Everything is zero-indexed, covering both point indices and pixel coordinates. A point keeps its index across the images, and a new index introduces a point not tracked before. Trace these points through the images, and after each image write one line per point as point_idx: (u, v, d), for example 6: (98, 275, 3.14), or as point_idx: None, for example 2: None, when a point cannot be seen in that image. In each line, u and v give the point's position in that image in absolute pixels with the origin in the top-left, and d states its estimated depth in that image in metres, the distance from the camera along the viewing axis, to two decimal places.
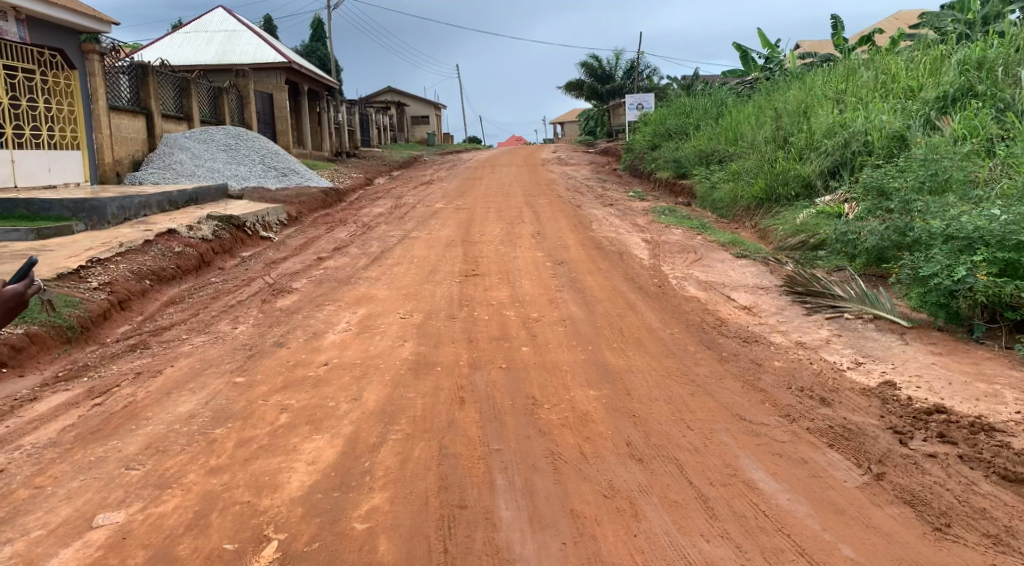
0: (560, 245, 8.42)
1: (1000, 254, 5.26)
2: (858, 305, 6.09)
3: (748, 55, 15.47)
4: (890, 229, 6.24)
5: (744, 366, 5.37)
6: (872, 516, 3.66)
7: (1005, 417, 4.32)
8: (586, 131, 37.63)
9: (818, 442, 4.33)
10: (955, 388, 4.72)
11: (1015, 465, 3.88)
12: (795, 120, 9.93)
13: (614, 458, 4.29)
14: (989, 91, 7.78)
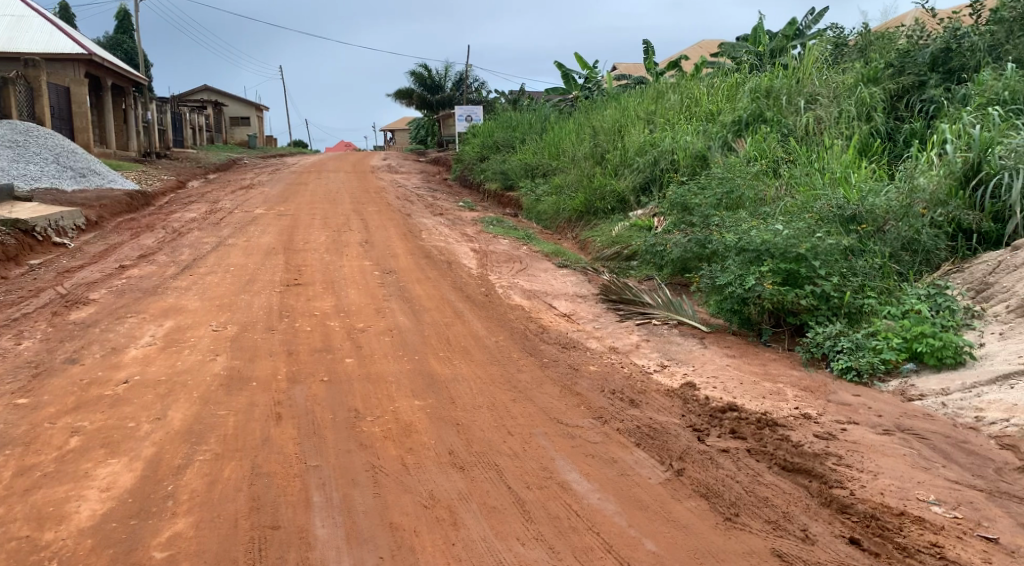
0: (387, 253, 8.34)
1: (783, 264, 5.83)
2: (664, 312, 6.54)
3: (568, 74, 16.17)
4: (691, 241, 6.74)
5: (563, 372, 5.58)
6: (672, 510, 3.92)
7: (787, 412, 4.79)
8: (417, 140, 37.63)
9: (627, 441, 4.59)
10: (745, 387, 5.17)
11: (793, 456, 4.30)
12: (611, 138, 10.46)
13: (435, 467, 4.30)
14: (775, 117, 8.64)
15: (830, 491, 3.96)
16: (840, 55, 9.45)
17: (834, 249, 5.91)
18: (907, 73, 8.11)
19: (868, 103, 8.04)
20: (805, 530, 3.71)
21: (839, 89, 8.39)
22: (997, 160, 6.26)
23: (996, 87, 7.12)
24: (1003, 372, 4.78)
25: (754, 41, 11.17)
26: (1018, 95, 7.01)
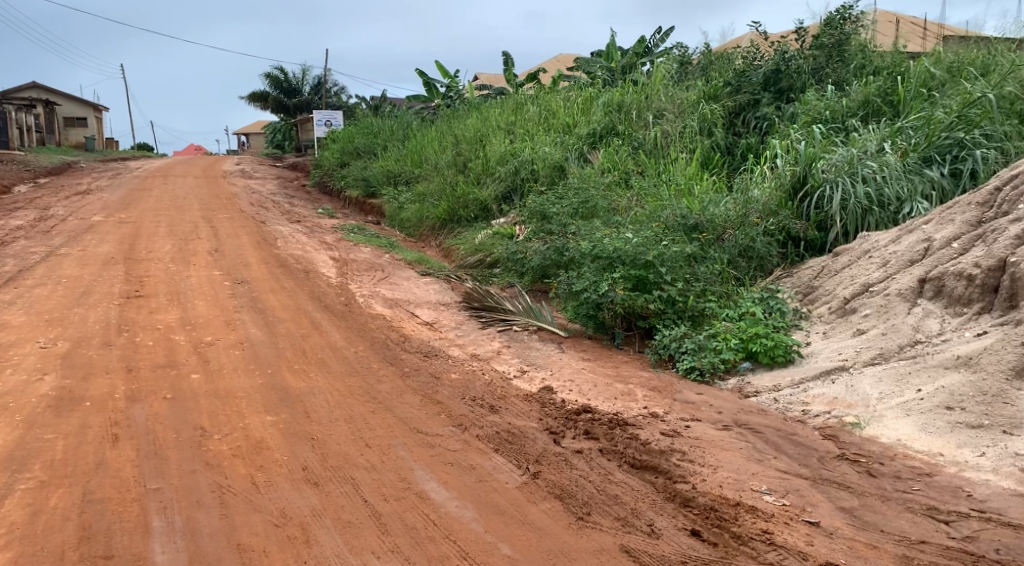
0: (240, 263, 8.01)
1: (633, 271, 6.09)
2: (525, 318, 6.66)
3: (429, 82, 16.20)
4: (549, 249, 6.90)
5: (423, 380, 5.55)
6: (528, 513, 3.99)
7: (637, 412, 5.00)
8: (274, 145, 36.41)
9: (485, 447, 4.63)
10: (599, 389, 5.35)
11: (642, 454, 4.49)
12: (472, 147, 10.57)
13: (287, 484, 4.16)
14: (626, 131, 9.03)
15: (675, 487, 4.15)
16: (684, 73, 10.01)
17: (679, 256, 6.25)
18: (743, 92, 8.75)
19: (709, 119, 8.60)
20: (651, 525, 3.87)
21: (684, 105, 8.90)
22: (820, 173, 6.87)
23: (818, 107, 7.82)
24: (825, 368, 5.23)
25: (607, 56, 11.63)
26: (837, 115, 7.70)
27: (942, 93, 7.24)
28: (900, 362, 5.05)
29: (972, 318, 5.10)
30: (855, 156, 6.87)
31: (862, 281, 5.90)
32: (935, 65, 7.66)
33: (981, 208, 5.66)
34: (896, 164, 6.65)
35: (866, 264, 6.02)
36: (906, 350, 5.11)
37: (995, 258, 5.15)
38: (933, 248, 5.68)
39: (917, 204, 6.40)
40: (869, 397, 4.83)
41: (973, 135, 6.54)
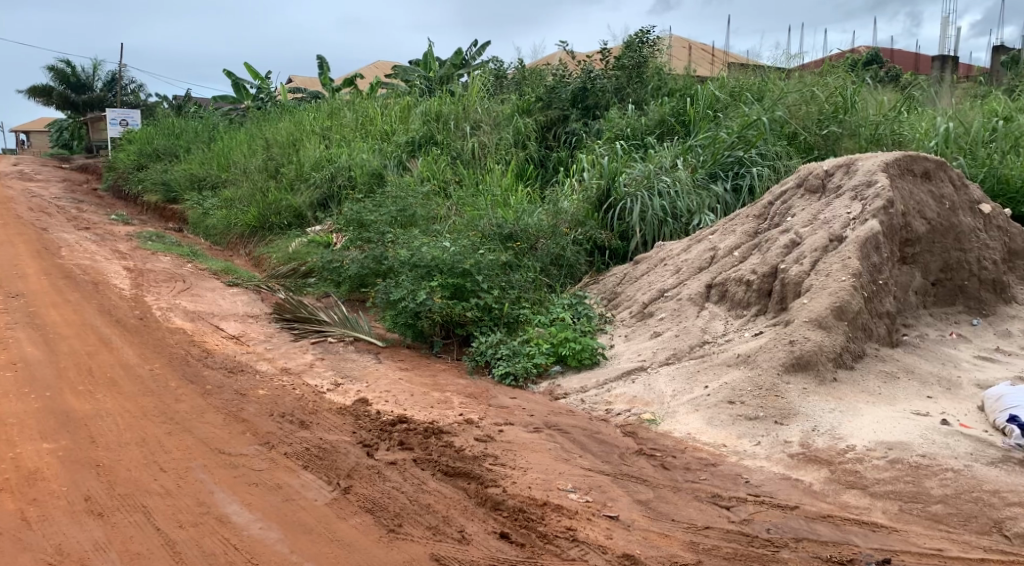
0: (14, 275, 7.19)
1: (450, 279, 6.13)
2: (340, 329, 6.51)
3: (238, 83, 15.48)
4: (368, 257, 6.75)
5: (228, 398, 5.25)
6: (336, 529, 3.88)
7: (452, 420, 5.03)
8: (59, 144, 33.08)
9: (293, 465, 4.46)
10: (415, 399, 5.33)
11: (455, 461, 4.52)
12: (285, 152, 10.21)
13: (66, 518, 3.78)
14: (444, 141, 9.13)
15: (485, 491, 4.21)
16: (499, 86, 10.28)
17: (493, 264, 6.39)
18: (553, 107, 9.18)
19: (522, 132, 8.92)
20: (462, 531, 3.89)
21: (499, 118, 9.15)
22: (622, 187, 7.33)
23: (620, 124, 8.35)
24: (626, 368, 5.55)
25: (424, 66, 11.69)
26: (637, 132, 8.26)
27: (725, 115, 7.97)
28: (691, 361, 5.47)
29: (750, 320, 5.63)
30: (652, 171, 7.38)
31: (658, 287, 6.33)
32: (720, 89, 8.40)
33: (757, 220, 6.31)
34: (687, 180, 7.21)
35: (662, 271, 6.48)
36: (696, 350, 5.55)
37: (768, 265, 5.74)
38: (718, 256, 6.23)
39: (705, 216, 6.97)
40: (664, 395, 5.18)
41: (750, 154, 7.28)
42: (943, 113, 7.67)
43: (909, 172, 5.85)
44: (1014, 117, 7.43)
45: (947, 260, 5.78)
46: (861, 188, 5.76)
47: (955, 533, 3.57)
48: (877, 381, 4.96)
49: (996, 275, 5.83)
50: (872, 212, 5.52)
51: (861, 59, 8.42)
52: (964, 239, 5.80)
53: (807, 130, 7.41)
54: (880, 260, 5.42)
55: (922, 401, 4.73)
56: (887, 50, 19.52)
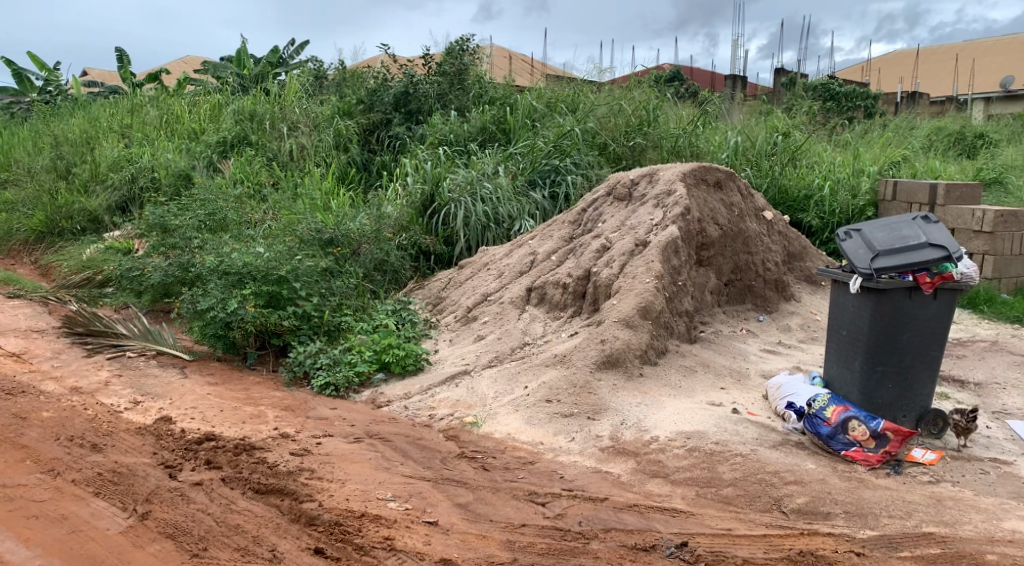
0: None
1: (264, 287, 5.86)
2: (141, 342, 6.04)
3: (20, 74, 13.97)
4: (173, 265, 6.31)
5: (4, 424, 4.71)
6: (131, 560, 3.57)
7: (265, 434, 4.80)
8: None
9: (82, 493, 4.07)
10: (225, 414, 5.04)
11: (268, 478, 4.29)
12: (78, 150, 9.34)
13: None
14: (259, 141, 8.76)
15: (300, 507, 4.02)
16: (318, 88, 10.01)
17: (311, 271, 6.18)
18: (375, 111, 9.10)
19: (343, 135, 8.77)
20: (273, 550, 3.69)
21: (318, 119, 8.92)
22: (446, 193, 7.35)
23: (443, 130, 8.40)
24: (450, 373, 5.57)
25: (237, 63, 11.15)
26: (460, 137, 8.36)
27: (542, 125, 8.25)
28: (512, 362, 5.59)
29: (567, 321, 5.85)
30: (475, 176, 7.48)
31: (481, 291, 6.42)
32: (537, 99, 8.68)
33: (572, 226, 6.62)
34: (507, 186, 7.39)
35: (485, 275, 6.58)
36: (517, 352, 5.68)
37: (582, 269, 6.01)
38: (537, 260, 6.42)
39: (525, 221, 7.17)
40: (486, 397, 5.25)
41: (565, 163, 7.59)
42: (733, 128, 8.39)
43: (703, 182, 6.34)
44: (791, 133, 8.26)
45: (737, 262, 6.32)
46: (662, 197, 6.18)
47: (742, 512, 3.89)
48: (678, 375, 5.32)
49: (778, 275, 6.47)
50: (672, 218, 5.92)
51: (663, 75, 9.02)
52: (751, 243, 6.36)
53: (616, 141, 7.83)
54: (679, 263, 5.82)
55: (716, 392, 5.13)
56: (688, 68, 21.07)
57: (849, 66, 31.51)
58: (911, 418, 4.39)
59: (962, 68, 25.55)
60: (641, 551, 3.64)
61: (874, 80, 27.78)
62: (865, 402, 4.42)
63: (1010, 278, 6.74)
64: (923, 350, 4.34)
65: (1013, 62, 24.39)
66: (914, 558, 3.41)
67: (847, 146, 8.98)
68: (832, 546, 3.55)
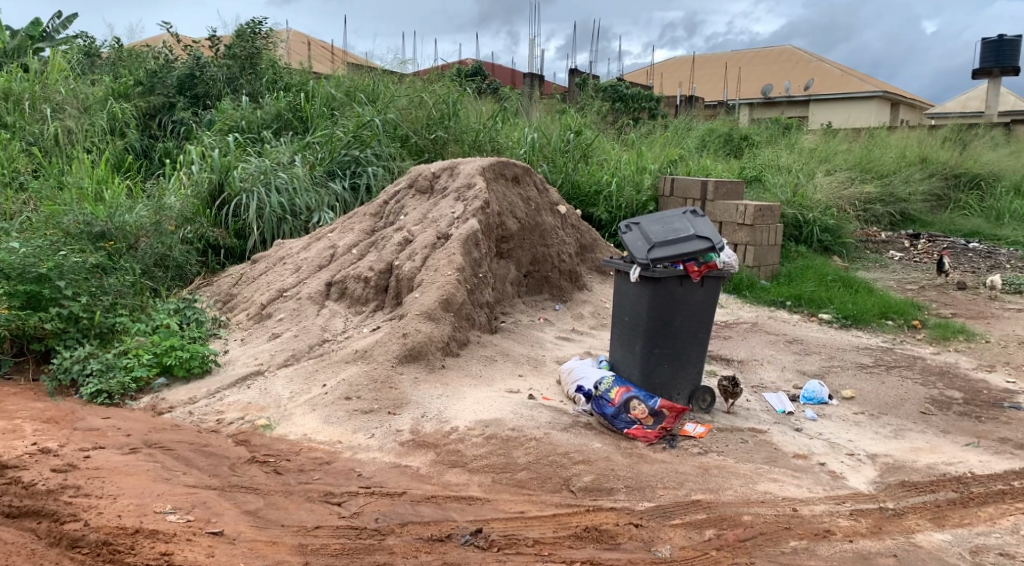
0: None
1: (20, 286, 5.31)
2: None
3: None
4: None
5: None
6: None
7: (21, 451, 4.27)
8: None
9: None
10: None
11: (22, 499, 3.82)
12: None
13: None
14: (14, 123, 7.72)
15: (60, 528, 3.59)
16: (88, 66, 9.14)
17: (79, 268, 5.64)
18: (156, 93, 8.45)
19: (119, 118, 8.12)
20: None
21: (88, 101, 8.18)
22: (237, 182, 6.99)
23: (233, 116, 7.97)
24: (242, 374, 5.27)
25: None
26: (252, 125, 7.98)
27: (340, 114, 8.06)
28: (310, 360, 5.38)
29: (368, 316, 5.73)
30: (268, 166, 7.18)
31: (277, 287, 6.14)
32: (335, 87, 8.46)
33: (373, 219, 6.52)
34: (304, 177, 7.13)
35: (281, 270, 6.31)
36: (315, 349, 5.48)
37: (384, 262, 5.92)
38: (337, 254, 6.25)
39: (324, 214, 6.97)
40: (280, 398, 5.01)
41: (365, 154, 7.47)
42: (530, 124, 8.66)
43: (501, 176, 6.48)
44: (583, 131, 8.68)
45: (534, 254, 6.53)
46: (463, 190, 6.24)
47: (535, 494, 4.00)
48: (478, 364, 5.39)
49: (572, 266, 6.78)
50: (472, 212, 5.99)
51: (463, 69, 9.14)
52: (547, 236, 6.60)
53: (417, 134, 7.81)
54: (480, 255, 5.90)
55: (514, 379, 5.26)
56: (489, 65, 21.55)
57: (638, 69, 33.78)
58: (684, 395, 4.78)
59: (733, 75, 28.25)
60: (437, 541, 3.61)
61: (659, 83, 29.99)
62: (645, 382, 4.73)
63: (768, 265, 7.53)
64: (693, 333, 4.72)
65: (773, 73, 27.39)
66: (684, 525, 3.66)
67: (633, 144, 9.61)
68: (615, 520, 3.74)
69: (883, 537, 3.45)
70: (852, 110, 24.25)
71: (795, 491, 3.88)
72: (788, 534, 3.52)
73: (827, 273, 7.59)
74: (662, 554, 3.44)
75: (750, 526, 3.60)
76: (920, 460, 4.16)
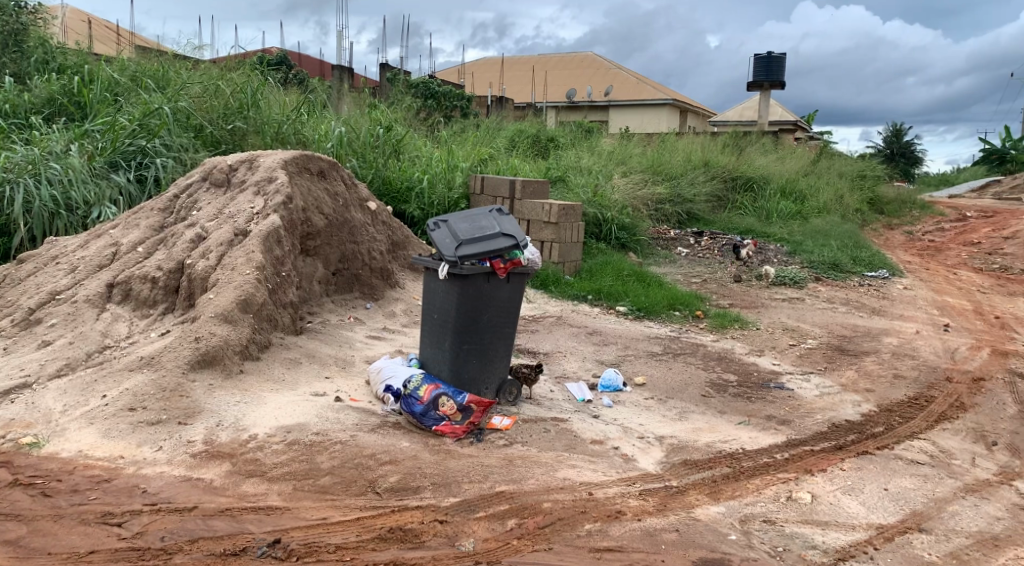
0: None
1: None
2: None
3: None
4: None
5: None
6: None
7: None
8: None
9: None
10: None
11: None
12: None
13: None
14: None
15: None
16: None
17: None
18: None
19: None
20: None
21: None
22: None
23: None
24: (3, 388, 4.69)
25: None
26: (18, 110, 7.19)
27: (125, 101, 7.42)
28: (88, 369, 4.90)
29: (157, 320, 5.32)
30: (38, 156, 6.48)
31: (48, 289, 5.53)
32: (119, 71, 7.77)
33: (162, 214, 6.07)
34: (81, 168, 6.49)
35: (53, 271, 5.70)
36: (93, 357, 5.00)
37: (174, 261, 5.53)
38: (120, 253, 5.76)
39: (105, 208, 6.38)
40: (50, 412, 4.51)
41: (153, 144, 6.91)
42: (338, 118, 8.45)
43: (305, 170, 6.24)
44: (393, 127, 8.58)
45: (343, 251, 6.38)
46: (263, 184, 5.95)
47: (338, 499, 3.82)
48: (281, 368, 5.16)
49: (383, 264, 6.69)
50: (273, 207, 5.72)
51: (266, 59, 8.74)
52: (356, 233, 6.46)
53: (213, 124, 7.37)
54: (282, 253, 5.65)
55: (320, 382, 5.09)
56: (294, 56, 20.78)
57: (451, 66, 34.11)
58: (492, 389, 4.86)
59: (540, 78, 29.30)
60: (229, 556, 3.39)
61: (471, 82, 30.43)
62: (454, 378, 4.75)
63: (572, 262, 7.87)
64: (499, 328, 4.81)
65: (577, 77, 28.73)
66: (487, 517, 3.69)
67: (444, 141, 9.67)
68: (419, 518, 3.68)
69: (667, 514, 3.70)
70: (645, 116, 26.01)
71: (591, 476, 4.07)
72: (583, 518, 3.67)
73: (624, 268, 8.06)
74: (465, 548, 3.46)
75: (549, 513, 3.71)
76: (700, 439, 4.52)
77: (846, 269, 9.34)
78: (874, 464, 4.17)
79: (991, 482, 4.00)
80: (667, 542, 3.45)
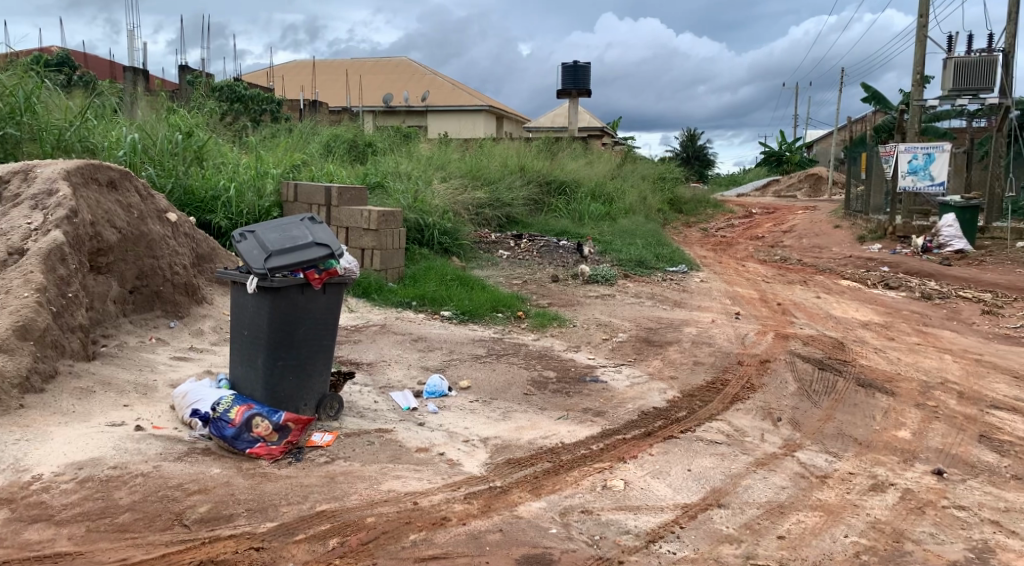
0: None
1: None
2: None
3: None
4: None
5: None
6: None
7: None
8: None
9: None
10: None
11: None
12: None
13: None
14: None
15: None
16: None
17: None
18: None
19: None
20: None
21: None
22: None
23: None
24: None
25: None
26: None
27: None
28: None
29: None
30: None
31: None
32: None
33: None
34: None
35: None
36: None
37: None
38: None
39: None
40: None
41: None
42: (132, 123, 7.83)
43: (93, 181, 5.70)
44: (194, 132, 8.12)
45: (141, 268, 5.91)
46: (41, 197, 5.36)
47: (139, 537, 3.51)
48: (70, 400, 4.66)
49: (187, 279, 6.28)
50: (54, 221, 5.17)
51: (42, 58, 7.93)
52: (155, 247, 6.01)
53: None
54: (68, 272, 5.11)
55: (117, 411, 4.67)
56: (76, 55, 19.03)
57: (259, 68, 32.70)
58: (311, 406, 4.68)
59: (354, 82, 28.81)
60: None
61: (281, 86, 29.33)
62: (270, 398, 4.53)
63: (394, 268, 7.79)
64: (316, 341, 4.65)
65: (393, 82, 28.57)
66: (307, 539, 3.54)
67: (252, 147, 9.24)
68: (232, 548, 3.46)
69: (491, 515, 3.74)
70: (461, 121, 26.35)
71: (416, 485, 4.04)
72: (408, 528, 3.63)
73: (446, 273, 8.09)
74: None
75: (372, 527, 3.63)
76: (522, 437, 4.62)
77: (651, 265, 9.97)
78: (679, 447, 4.47)
79: (777, 454, 4.41)
80: (490, 543, 3.49)
